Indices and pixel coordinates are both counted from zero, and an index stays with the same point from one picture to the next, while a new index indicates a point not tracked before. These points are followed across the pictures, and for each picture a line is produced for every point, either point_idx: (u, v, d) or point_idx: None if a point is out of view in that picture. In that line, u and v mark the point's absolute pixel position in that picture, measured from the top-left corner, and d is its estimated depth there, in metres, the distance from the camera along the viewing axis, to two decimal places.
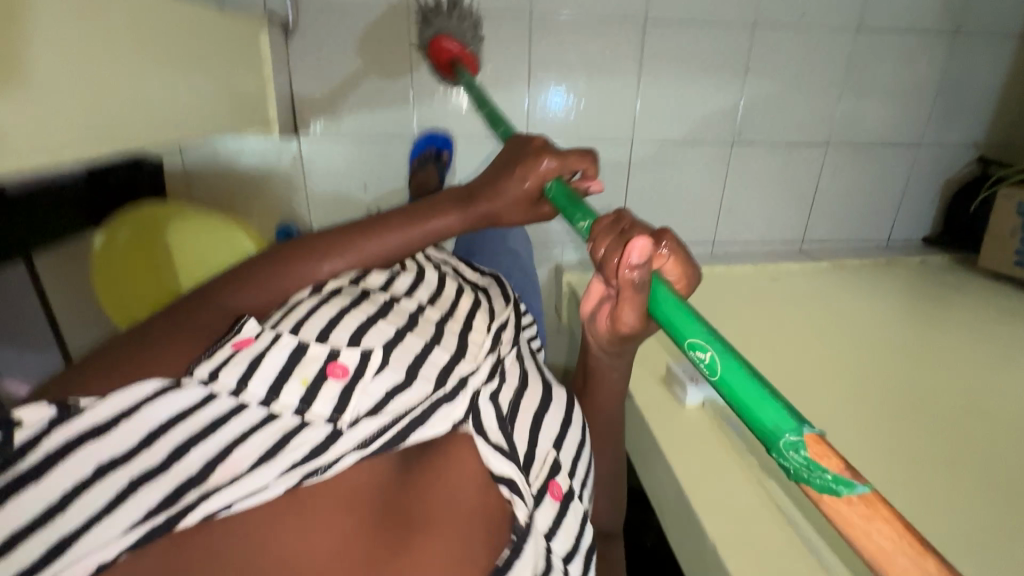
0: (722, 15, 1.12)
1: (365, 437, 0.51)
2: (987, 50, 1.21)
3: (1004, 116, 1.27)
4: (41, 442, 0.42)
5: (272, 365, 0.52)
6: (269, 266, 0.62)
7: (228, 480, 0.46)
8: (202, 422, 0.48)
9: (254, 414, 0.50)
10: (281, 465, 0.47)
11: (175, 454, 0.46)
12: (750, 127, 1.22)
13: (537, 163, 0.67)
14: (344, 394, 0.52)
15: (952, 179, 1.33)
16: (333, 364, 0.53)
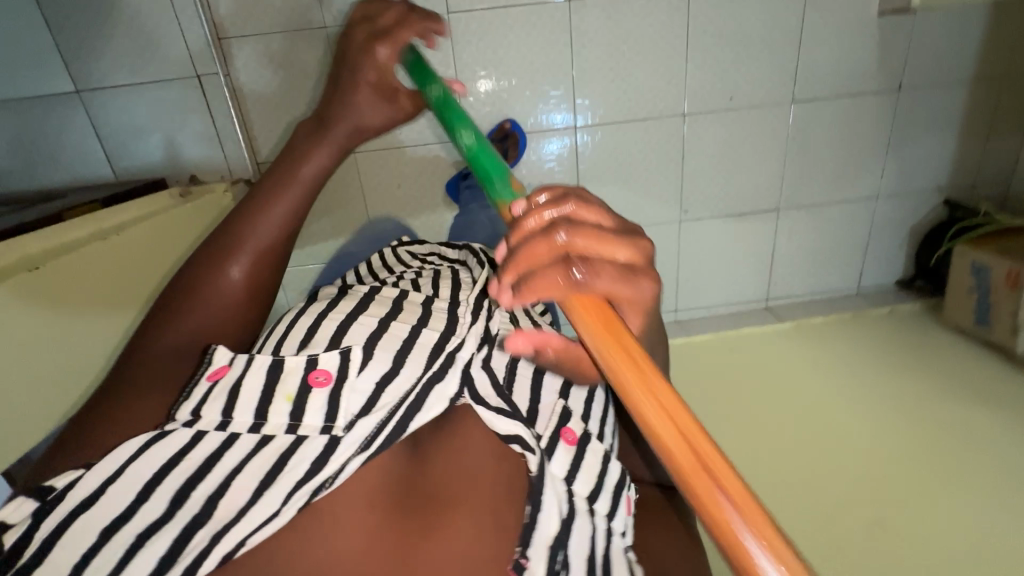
0: (650, 112, 1.17)
1: (366, 438, 0.55)
2: (937, 100, 1.18)
3: (966, 160, 1.24)
4: (33, 534, 0.49)
5: (252, 385, 0.56)
6: (196, 276, 0.64)
7: (231, 514, 0.51)
8: (194, 461, 0.52)
9: (246, 441, 0.54)
10: (282, 488, 0.52)
11: (176, 501, 0.51)
12: (696, 204, 1.26)
13: (377, 56, 0.64)
14: (332, 400, 0.56)
15: (920, 224, 1.31)
16: (314, 372, 0.57)
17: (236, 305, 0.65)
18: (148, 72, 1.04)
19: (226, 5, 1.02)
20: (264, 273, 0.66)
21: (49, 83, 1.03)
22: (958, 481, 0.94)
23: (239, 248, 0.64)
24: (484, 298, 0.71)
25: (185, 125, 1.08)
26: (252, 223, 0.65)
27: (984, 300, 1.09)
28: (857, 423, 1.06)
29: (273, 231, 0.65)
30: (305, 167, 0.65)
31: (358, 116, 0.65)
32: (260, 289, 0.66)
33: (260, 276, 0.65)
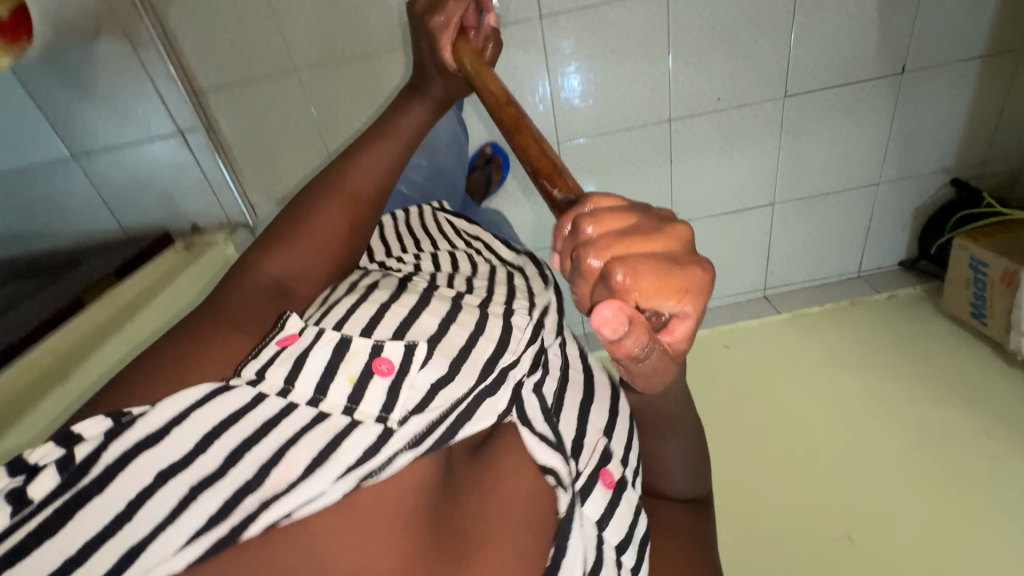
0: (634, 121, 1.13)
1: (416, 436, 0.46)
2: (943, 80, 1.11)
3: (974, 138, 1.18)
4: (98, 458, 0.39)
5: (317, 360, 0.47)
6: (304, 205, 0.57)
7: (283, 487, 0.41)
8: (257, 424, 0.43)
9: (304, 414, 0.45)
10: (335, 474, 0.42)
11: (232, 459, 0.41)
12: (686, 205, 1.24)
13: (446, 32, 0.61)
14: (393, 392, 0.47)
15: (924, 206, 1.27)
16: (377, 360, 0.48)
17: (338, 245, 0.58)
18: (135, 134, 1.07)
19: (196, 58, 1.02)
20: (364, 214, 0.60)
21: (45, 151, 1.07)
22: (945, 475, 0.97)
23: (351, 181, 0.59)
24: (544, 316, 0.61)
25: (179, 179, 1.12)
26: (367, 159, 0.60)
27: (980, 295, 1.08)
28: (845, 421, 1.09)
29: (378, 172, 0.61)
30: (409, 118, 0.64)
31: (448, 84, 0.64)
32: (360, 234, 0.60)
33: (361, 216, 0.59)
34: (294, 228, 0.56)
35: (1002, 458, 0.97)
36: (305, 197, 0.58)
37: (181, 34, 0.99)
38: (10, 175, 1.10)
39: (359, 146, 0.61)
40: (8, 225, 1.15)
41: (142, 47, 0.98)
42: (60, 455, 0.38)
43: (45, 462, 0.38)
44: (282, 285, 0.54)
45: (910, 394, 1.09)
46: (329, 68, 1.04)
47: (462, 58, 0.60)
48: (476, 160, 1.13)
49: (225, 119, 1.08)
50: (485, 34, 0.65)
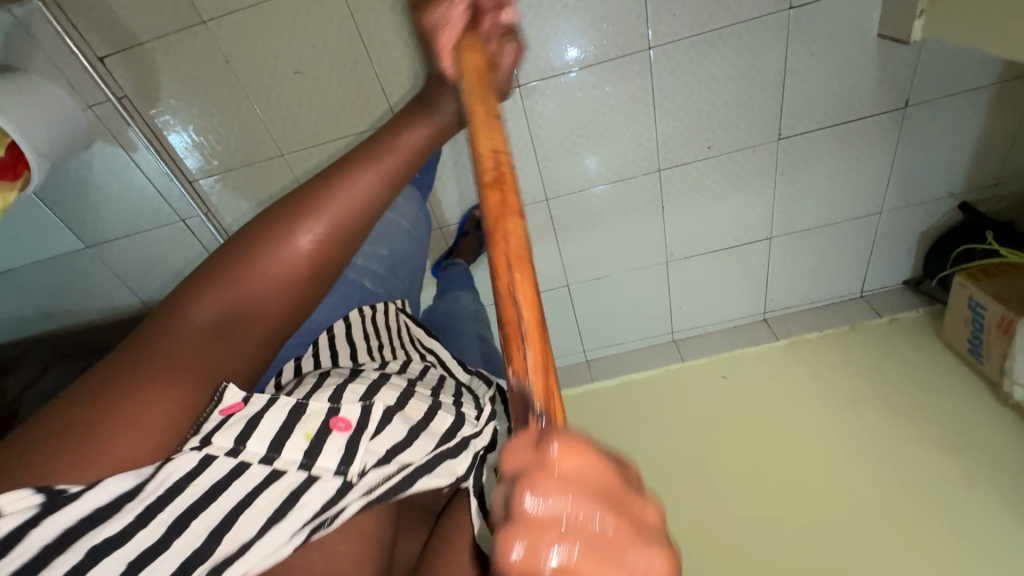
0: (623, 172, 1.11)
1: (372, 485, 0.49)
2: (953, 109, 1.05)
3: (986, 163, 1.12)
4: (23, 536, 0.35)
5: (270, 422, 0.47)
6: (269, 227, 0.42)
7: (236, 549, 0.42)
8: (203, 488, 0.42)
9: (257, 473, 0.45)
10: (291, 527, 0.45)
11: (176, 528, 0.40)
12: (681, 243, 1.24)
13: (453, 33, 0.53)
14: (352, 448, 0.49)
15: (930, 229, 1.23)
16: (335, 419, 0.51)
17: (289, 295, 0.42)
18: (141, 223, 1.10)
19: (185, 151, 1.03)
20: (332, 256, 0.43)
21: (60, 244, 1.11)
22: (934, 528, 0.98)
23: (326, 200, 0.42)
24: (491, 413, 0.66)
25: (190, 260, 1.17)
26: (361, 173, 0.44)
27: (978, 335, 1.07)
28: (841, 459, 1.11)
29: (371, 187, 0.44)
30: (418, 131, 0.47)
31: (448, 88, 0.50)
32: (322, 278, 0.43)
33: (328, 261, 0.43)
34: (238, 258, 0.41)
35: (997, 514, 0.97)
36: (278, 214, 0.43)
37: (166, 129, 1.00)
38: (31, 267, 1.15)
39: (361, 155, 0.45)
40: (36, 307, 1.21)
41: (134, 151, 1.01)
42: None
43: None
44: (213, 341, 0.41)
45: (908, 436, 1.09)
46: (313, 151, 1.03)
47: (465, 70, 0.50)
48: (468, 224, 1.17)
49: (222, 204, 1.11)
50: (501, 33, 0.56)
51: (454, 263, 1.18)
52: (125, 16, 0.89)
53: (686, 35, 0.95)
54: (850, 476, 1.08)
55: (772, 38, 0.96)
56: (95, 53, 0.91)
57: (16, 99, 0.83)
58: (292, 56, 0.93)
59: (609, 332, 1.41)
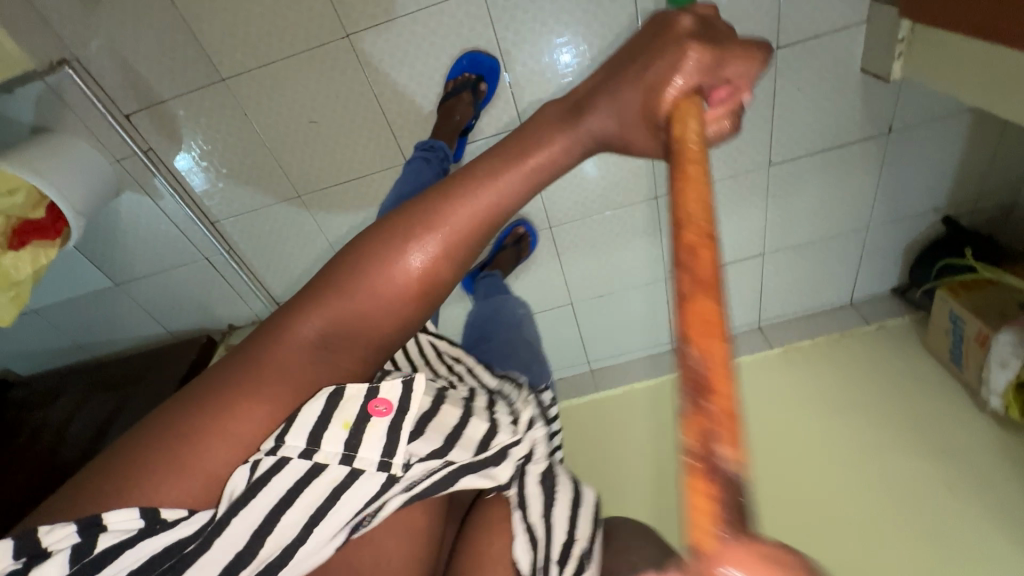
0: (620, 201, 1.18)
1: (415, 479, 0.44)
2: (934, 134, 1.10)
3: (967, 182, 1.18)
4: (124, 550, 0.34)
5: (310, 415, 0.38)
6: (374, 237, 0.36)
7: (278, 554, 0.39)
8: (242, 490, 0.37)
9: (296, 470, 0.39)
10: (332, 529, 0.40)
11: (217, 530, 0.37)
12: (678, 263, 1.30)
13: (684, 45, 0.35)
14: (394, 435, 0.42)
15: (915, 241, 1.29)
16: (374, 401, 0.41)
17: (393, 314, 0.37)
18: (168, 262, 1.16)
19: (206, 197, 1.09)
20: (440, 278, 0.36)
21: (91, 284, 1.17)
22: (907, 528, 1.07)
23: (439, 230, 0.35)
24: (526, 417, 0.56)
25: (212, 292, 1.23)
26: (484, 181, 0.35)
27: (958, 345, 1.14)
28: (826, 460, 1.19)
29: (484, 218, 0.36)
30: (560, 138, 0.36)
31: (618, 112, 0.36)
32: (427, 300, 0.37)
33: (433, 284, 0.36)
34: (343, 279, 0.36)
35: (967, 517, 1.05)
36: (383, 223, 0.37)
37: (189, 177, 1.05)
38: (62, 305, 1.21)
39: (488, 159, 0.36)
40: (69, 340, 1.28)
41: (160, 198, 1.06)
42: (78, 542, 0.33)
43: (59, 546, 0.33)
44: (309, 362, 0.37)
45: (891, 442, 1.17)
46: (329, 191, 1.08)
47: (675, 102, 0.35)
48: (508, 238, 1.24)
49: (243, 241, 1.16)
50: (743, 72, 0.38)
51: (493, 272, 1.18)
52: (149, 77, 0.93)
53: None
54: (842, 475, 1.16)
55: (761, 75, 1.01)
56: (121, 112, 0.96)
57: (52, 164, 0.88)
58: (308, 107, 0.98)
59: (611, 344, 1.48)
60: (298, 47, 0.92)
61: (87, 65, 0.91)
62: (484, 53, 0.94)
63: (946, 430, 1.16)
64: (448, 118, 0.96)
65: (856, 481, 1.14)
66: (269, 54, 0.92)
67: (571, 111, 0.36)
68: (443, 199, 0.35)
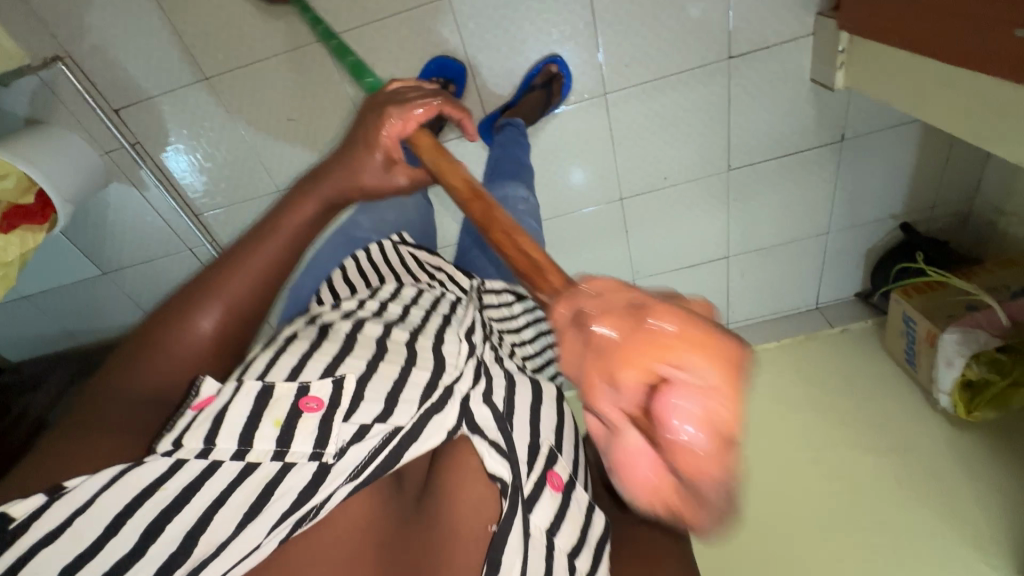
0: (586, 203, 1.22)
1: (357, 466, 0.46)
2: (885, 142, 1.15)
3: (922, 189, 1.23)
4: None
5: (237, 413, 0.47)
6: (172, 315, 0.53)
7: (212, 550, 0.41)
8: (175, 492, 0.43)
9: (229, 471, 0.44)
10: (267, 524, 0.43)
11: (148, 534, 0.41)
12: (646, 265, 1.34)
13: (377, 120, 0.59)
14: (324, 426, 0.47)
15: (875, 247, 1.34)
16: (305, 399, 0.49)
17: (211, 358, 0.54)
18: (154, 251, 1.22)
19: (191, 190, 1.14)
20: (237, 317, 0.56)
21: (79, 272, 1.22)
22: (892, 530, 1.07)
23: (218, 294, 0.55)
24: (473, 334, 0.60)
25: None
26: (249, 254, 0.57)
27: (911, 346, 1.18)
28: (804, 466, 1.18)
29: (254, 281, 0.56)
30: (297, 213, 0.59)
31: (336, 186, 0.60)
32: (230, 346, 0.56)
33: (233, 325, 0.55)
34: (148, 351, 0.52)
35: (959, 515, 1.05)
36: (178, 301, 0.55)
37: (174, 164, 1.10)
38: (52, 293, 1.26)
39: (245, 241, 0.58)
40: (57, 328, 1.32)
41: (145, 189, 1.12)
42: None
43: None
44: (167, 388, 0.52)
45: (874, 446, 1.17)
46: None
47: (419, 140, 0.58)
48: (538, 78, 1.02)
49: (225, 233, 1.21)
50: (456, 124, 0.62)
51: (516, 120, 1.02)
52: (136, 76, 1.00)
53: (638, 81, 1.05)
54: (821, 475, 1.16)
55: (716, 83, 1.06)
56: (111, 106, 1.03)
57: (42, 151, 0.93)
58: (286, 106, 1.04)
59: None
60: (277, 49, 0.98)
61: (80, 64, 0.98)
62: (452, 58, 1.00)
63: (911, 425, 1.18)
64: None
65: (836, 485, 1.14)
66: (250, 55, 0.99)
67: (310, 180, 0.60)
68: (221, 272, 0.56)
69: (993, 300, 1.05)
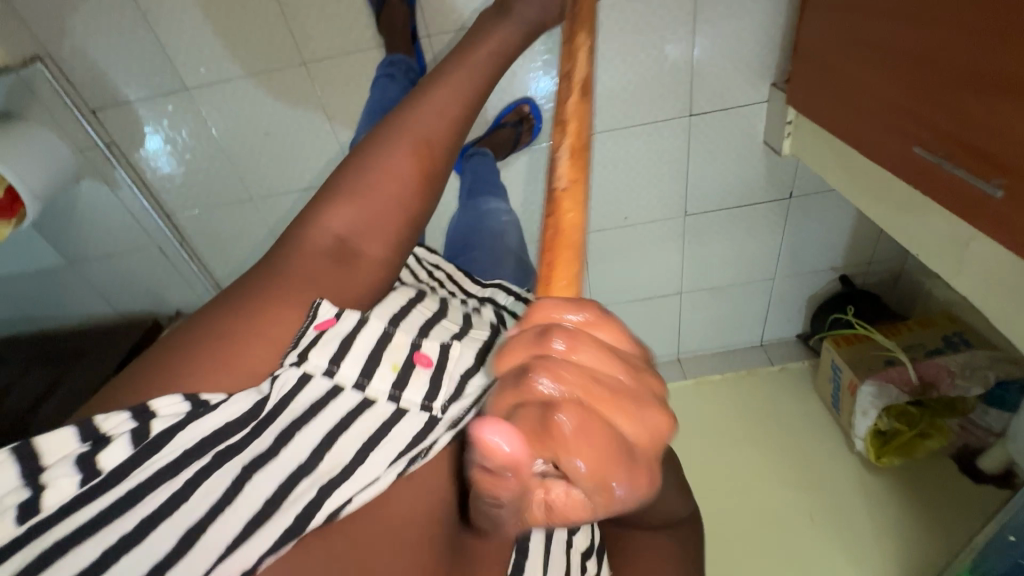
0: None
1: (457, 419, 0.44)
2: (830, 202, 1.24)
3: (861, 246, 1.32)
4: (175, 435, 0.35)
5: (362, 343, 0.44)
6: (369, 153, 0.50)
7: (338, 472, 0.39)
8: (305, 407, 0.40)
9: (349, 400, 0.42)
10: (387, 457, 0.40)
11: (282, 438, 0.39)
12: (604, 294, 1.41)
13: None
14: (436, 381, 0.45)
15: (816, 294, 1.43)
16: (419, 354, 0.47)
17: (405, 200, 0.50)
18: (122, 246, 1.23)
19: (163, 189, 1.16)
20: (440, 147, 0.52)
21: (43, 259, 1.23)
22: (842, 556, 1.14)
23: (417, 118, 0.52)
24: None
25: (161, 277, 1.30)
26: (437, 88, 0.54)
27: (837, 392, 1.28)
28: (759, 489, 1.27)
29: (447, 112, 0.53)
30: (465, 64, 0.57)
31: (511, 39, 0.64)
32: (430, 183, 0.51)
33: (434, 162, 0.51)
34: (349, 184, 0.49)
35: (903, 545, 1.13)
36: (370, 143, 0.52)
37: (161, 162, 1.12)
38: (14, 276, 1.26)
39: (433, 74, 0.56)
40: (18, 310, 1.32)
41: (118, 187, 1.13)
42: (134, 426, 0.34)
43: (116, 431, 0.34)
44: (377, 224, 0.49)
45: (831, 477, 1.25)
46: (279, 198, 1.17)
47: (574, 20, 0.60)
48: (509, 116, 1.10)
49: (195, 234, 1.23)
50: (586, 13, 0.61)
51: (485, 151, 1.10)
52: (114, 78, 1.01)
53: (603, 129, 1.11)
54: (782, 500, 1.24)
55: (676, 137, 1.13)
56: (89, 107, 1.04)
57: (11, 145, 0.94)
58: (265, 120, 1.07)
59: None
60: (256, 68, 1.01)
61: (58, 63, 0.99)
62: None
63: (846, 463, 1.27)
64: (392, 27, 0.94)
65: (797, 509, 1.22)
66: (228, 69, 1.01)
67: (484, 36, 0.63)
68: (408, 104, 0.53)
69: (905, 358, 1.16)
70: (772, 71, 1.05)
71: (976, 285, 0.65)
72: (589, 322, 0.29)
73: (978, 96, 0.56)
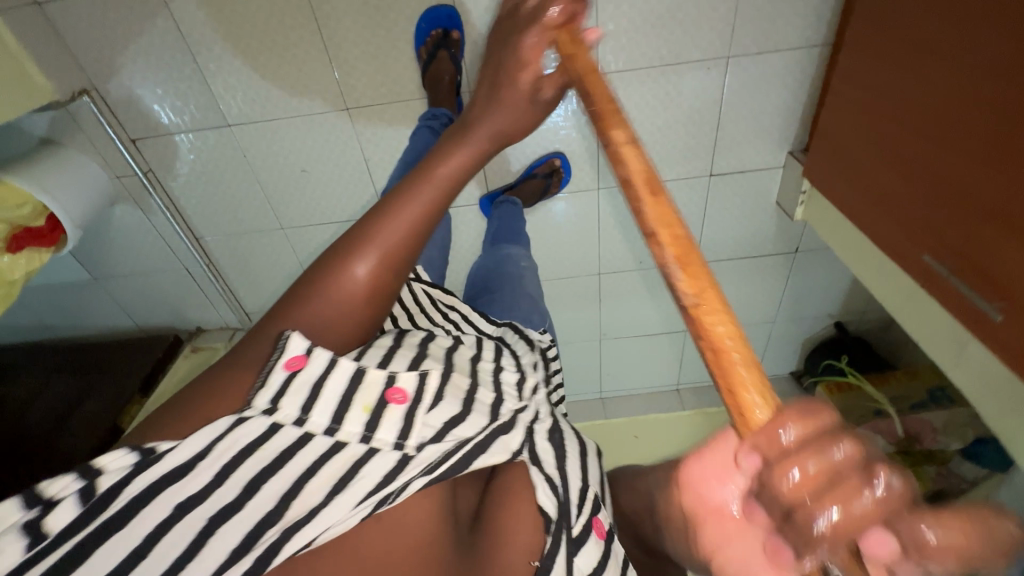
0: (570, 272, 1.33)
1: (431, 462, 0.44)
2: (832, 257, 1.32)
3: (858, 298, 1.41)
4: (119, 493, 0.35)
5: (332, 388, 0.42)
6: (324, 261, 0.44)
7: (306, 513, 0.38)
8: (272, 455, 0.40)
9: (319, 445, 0.41)
10: (355, 497, 0.40)
11: (249, 489, 0.38)
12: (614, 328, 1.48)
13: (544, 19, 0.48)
14: (408, 418, 0.45)
15: (811, 337, 1.52)
16: (391, 389, 0.45)
17: (357, 316, 0.44)
18: (149, 266, 1.25)
19: (194, 215, 1.18)
20: (401, 259, 0.44)
21: (72, 275, 1.25)
22: None
23: (381, 224, 0.43)
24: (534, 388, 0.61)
25: (185, 296, 1.32)
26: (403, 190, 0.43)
27: None
28: None
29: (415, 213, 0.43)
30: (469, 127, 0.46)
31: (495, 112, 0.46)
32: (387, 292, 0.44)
33: (389, 277, 0.44)
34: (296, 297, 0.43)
35: None
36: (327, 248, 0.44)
37: (194, 191, 1.14)
38: (42, 290, 1.28)
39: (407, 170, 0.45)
40: (44, 321, 1.35)
41: (151, 213, 1.16)
42: (80, 486, 0.34)
43: (59, 493, 0.34)
44: (330, 334, 0.44)
45: None
46: (308, 230, 1.21)
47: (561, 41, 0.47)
48: (540, 167, 1.15)
49: (222, 257, 1.26)
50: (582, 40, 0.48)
51: (513, 198, 1.14)
52: (156, 112, 1.03)
53: None
54: None
55: (694, 193, 1.19)
56: (129, 136, 1.06)
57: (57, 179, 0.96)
58: (300, 157, 1.10)
59: None
60: (297, 111, 1.03)
61: (104, 96, 1.01)
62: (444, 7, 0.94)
63: None
64: (437, 84, 0.98)
65: None
66: (271, 109, 1.03)
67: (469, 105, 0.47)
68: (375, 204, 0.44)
69: (892, 411, 1.25)
70: (790, 140, 1.12)
71: (973, 378, 0.72)
72: (803, 448, 0.27)
73: (986, 228, 0.63)
